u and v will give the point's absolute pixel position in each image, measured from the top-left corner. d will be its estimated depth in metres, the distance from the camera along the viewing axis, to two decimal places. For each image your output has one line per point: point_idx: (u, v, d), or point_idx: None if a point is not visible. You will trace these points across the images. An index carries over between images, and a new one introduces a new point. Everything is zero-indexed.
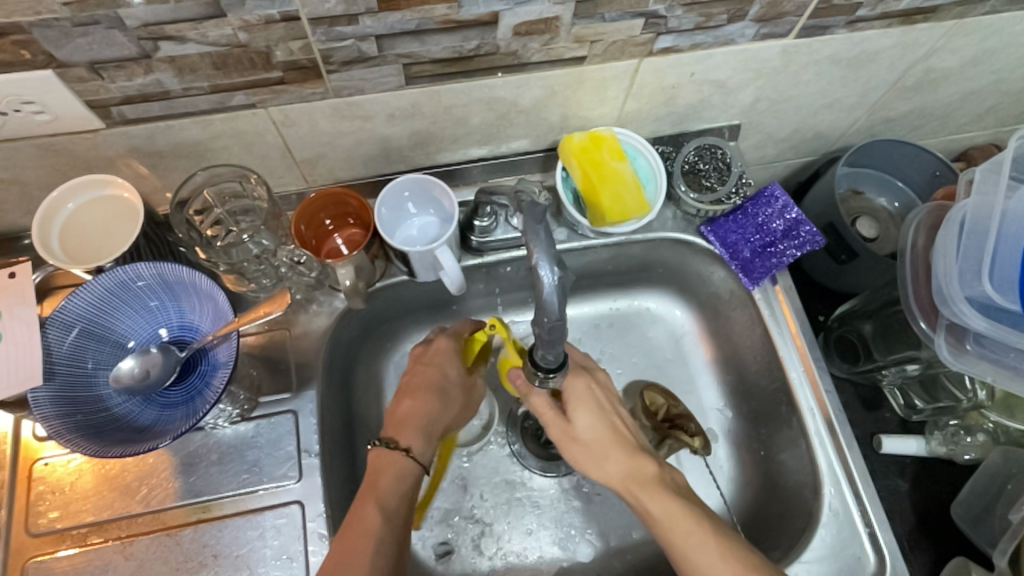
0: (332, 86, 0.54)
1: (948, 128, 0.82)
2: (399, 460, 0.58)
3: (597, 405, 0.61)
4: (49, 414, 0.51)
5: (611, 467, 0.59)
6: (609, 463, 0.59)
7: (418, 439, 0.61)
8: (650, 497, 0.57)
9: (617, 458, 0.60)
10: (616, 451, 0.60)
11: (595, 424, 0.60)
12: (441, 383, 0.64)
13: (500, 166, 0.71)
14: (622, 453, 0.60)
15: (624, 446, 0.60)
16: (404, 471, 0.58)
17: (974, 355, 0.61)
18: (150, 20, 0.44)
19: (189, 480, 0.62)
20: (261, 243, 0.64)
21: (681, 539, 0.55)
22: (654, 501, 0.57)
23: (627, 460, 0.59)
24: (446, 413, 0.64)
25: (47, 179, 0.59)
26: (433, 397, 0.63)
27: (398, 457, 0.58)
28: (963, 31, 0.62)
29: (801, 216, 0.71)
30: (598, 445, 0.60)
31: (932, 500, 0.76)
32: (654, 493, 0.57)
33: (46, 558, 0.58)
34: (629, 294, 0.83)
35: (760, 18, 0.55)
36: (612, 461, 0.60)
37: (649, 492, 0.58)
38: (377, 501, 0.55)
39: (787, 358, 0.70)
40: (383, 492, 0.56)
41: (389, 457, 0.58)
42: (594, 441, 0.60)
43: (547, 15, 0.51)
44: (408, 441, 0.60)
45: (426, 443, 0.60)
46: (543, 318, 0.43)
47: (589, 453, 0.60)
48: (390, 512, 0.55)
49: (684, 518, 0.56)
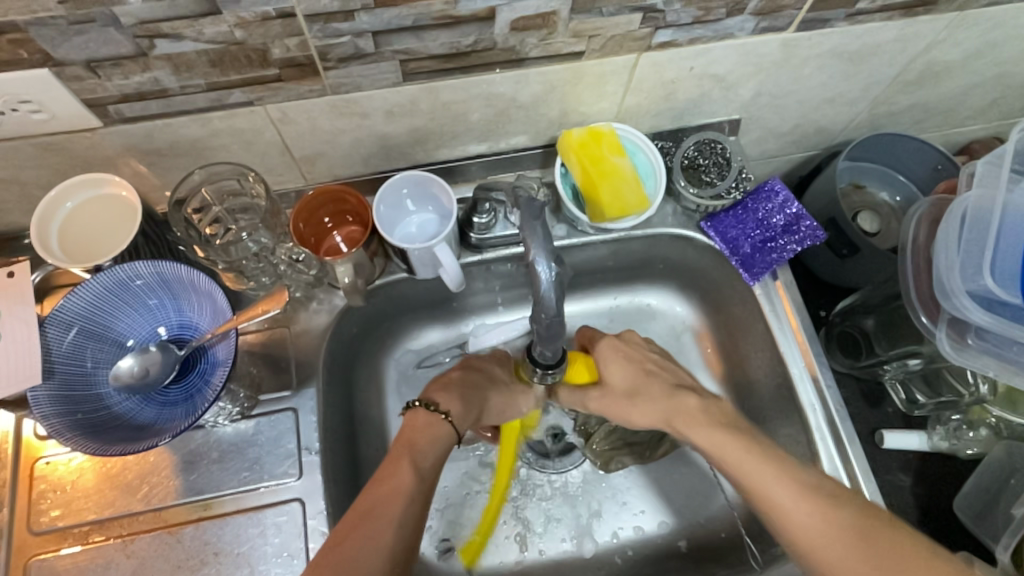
0: (329, 83, 0.54)
1: (950, 122, 0.81)
2: (436, 421, 0.58)
3: (622, 352, 0.66)
4: (49, 413, 0.51)
5: (648, 415, 0.63)
6: (647, 409, 0.63)
7: (456, 405, 0.61)
8: (698, 433, 0.59)
9: (658, 397, 0.62)
10: (654, 393, 0.63)
11: (622, 367, 0.65)
12: (493, 372, 0.67)
13: (500, 163, 0.71)
14: (658, 395, 0.62)
15: (659, 386, 0.63)
16: (437, 433, 0.58)
17: (976, 349, 0.60)
18: (146, 17, 0.44)
19: (190, 478, 0.62)
20: (260, 241, 0.64)
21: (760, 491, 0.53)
22: (708, 443, 0.58)
23: (665, 399, 0.62)
24: (492, 396, 0.65)
25: (46, 179, 0.59)
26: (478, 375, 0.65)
27: (436, 420, 0.58)
28: (965, 23, 0.62)
29: (802, 210, 0.71)
30: (636, 384, 0.64)
31: (934, 496, 0.76)
32: (698, 426, 0.59)
33: (48, 556, 0.59)
34: (630, 290, 0.83)
35: (759, 12, 0.55)
36: (654, 403, 0.62)
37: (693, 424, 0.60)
38: (410, 457, 0.55)
39: (788, 355, 0.70)
40: (419, 449, 0.56)
41: (428, 418, 0.58)
42: (631, 384, 0.64)
43: (544, 10, 0.51)
44: (442, 401, 0.60)
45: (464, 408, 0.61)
46: (541, 313, 0.43)
47: (628, 396, 0.64)
48: (424, 474, 0.54)
49: (737, 449, 0.56)
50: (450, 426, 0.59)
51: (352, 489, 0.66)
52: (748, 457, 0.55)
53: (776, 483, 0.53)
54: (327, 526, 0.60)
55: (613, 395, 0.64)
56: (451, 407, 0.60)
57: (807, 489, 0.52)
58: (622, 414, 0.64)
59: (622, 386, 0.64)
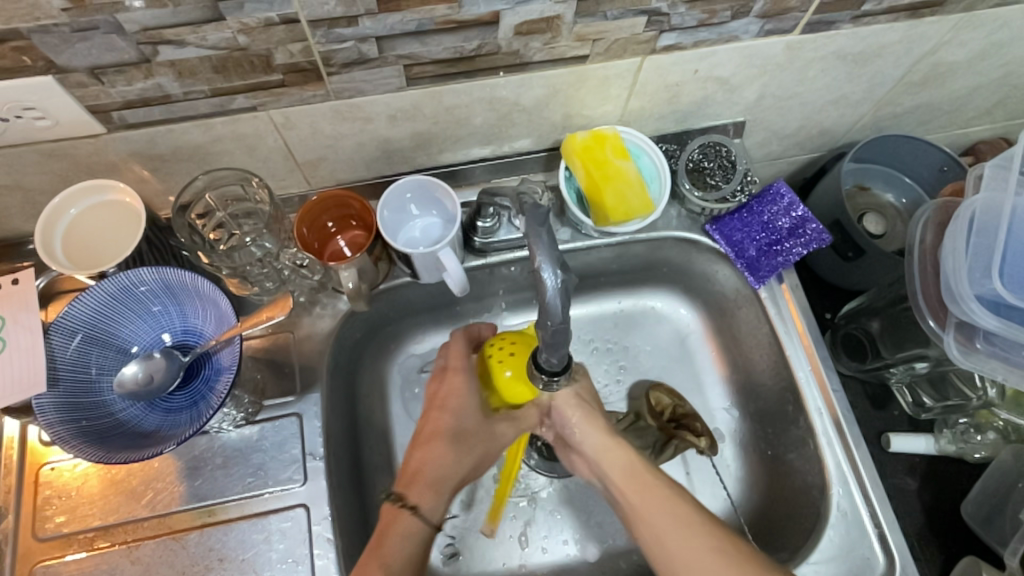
0: (333, 88, 0.53)
1: (955, 123, 0.81)
2: (405, 518, 0.58)
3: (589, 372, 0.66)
4: (53, 420, 0.51)
5: (595, 434, 0.63)
6: (597, 431, 0.63)
7: (432, 496, 0.60)
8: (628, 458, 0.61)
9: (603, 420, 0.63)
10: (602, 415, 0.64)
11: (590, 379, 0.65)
12: (456, 431, 0.63)
13: (503, 166, 0.70)
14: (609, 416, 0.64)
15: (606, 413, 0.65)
16: (410, 529, 0.57)
17: (985, 354, 0.60)
18: (149, 24, 0.44)
19: (195, 484, 0.61)
20: (264, 246, 0.64)
21: (659, 519, 0.56)
22: (626, 470, 0.61)
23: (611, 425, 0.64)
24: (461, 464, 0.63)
25: (50, 185, 0.59)
26: (447, 446, 0.63)
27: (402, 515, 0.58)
28: (971, 24, 0.61)
29: (807, 213, 0.71)
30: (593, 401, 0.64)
31: (940, 499, 0.76)
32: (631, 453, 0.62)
33: (54, 562, 0.59)
34: (634, 294, 0.83)
35: (764, 14, 0.55)
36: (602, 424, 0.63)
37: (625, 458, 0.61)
38: (380, 560, 0.54)
39: (794, 358, 0.70)
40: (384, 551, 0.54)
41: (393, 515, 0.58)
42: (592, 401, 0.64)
43: (548, 14, 0.50)
44: (417, 499, 0.59)
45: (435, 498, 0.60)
46: (547, 321, 0.42)
47: (588, 413, 0.63)
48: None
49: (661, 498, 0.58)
50: (429, 521, 0.59)
51: (356, 494, 0.66)
52: (664, 490, 0.58)
53: (683, 513, 0.56)
54: (331, 531, 0.60)
55: (579, 404, 0.62)
56: (422, 499, 0.60)
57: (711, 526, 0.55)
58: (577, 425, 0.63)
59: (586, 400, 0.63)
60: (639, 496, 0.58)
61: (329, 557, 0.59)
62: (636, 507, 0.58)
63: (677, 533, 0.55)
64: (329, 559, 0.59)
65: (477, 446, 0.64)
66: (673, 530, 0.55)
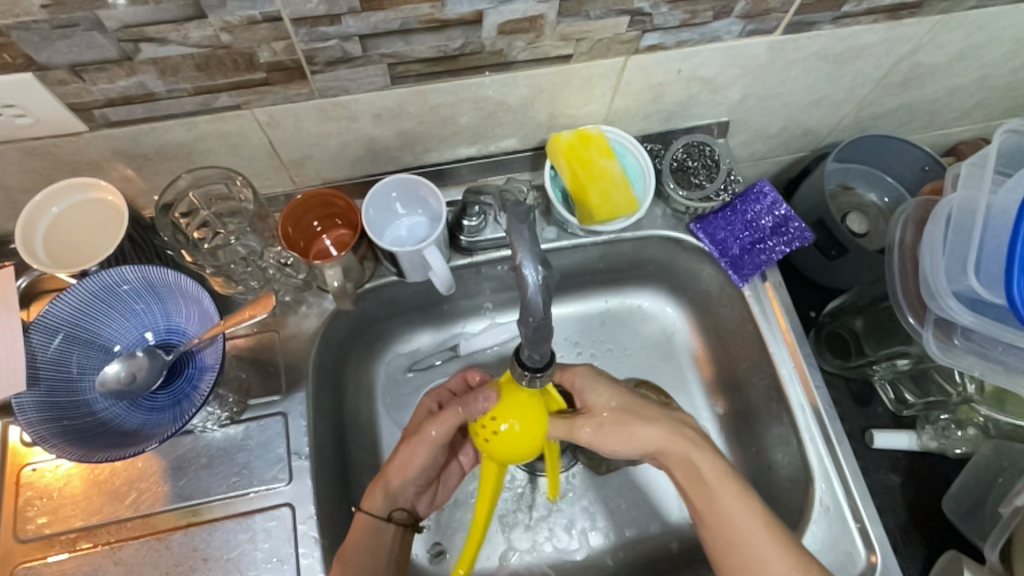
0: (317, 87, 0.54)
1: (936, 124, 0.82)
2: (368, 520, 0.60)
3: (608, 380, 0.62)
4: (34, 420, 0.50)
5: (651, 434, 0.59)
6: (650, 430, 0.59)
7: (372, 493, 0.60)
8: (697, 456, 0.58)
9: (653, 418, 0.60)
10: (649, 414, 0.60)
11: (610, 390, 0.61)
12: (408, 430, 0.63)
13: (490, 166, 0.71)
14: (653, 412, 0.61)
15: (654, 407, 0.61)
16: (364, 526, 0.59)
17: (963, 349, 0.61)
18: (131, 22, 0.44)
19: (179, 483, 0.61)
20: (249, 244, 0.64)
21: (731, 531, 0.55)
22: (693, 472, 0.58)
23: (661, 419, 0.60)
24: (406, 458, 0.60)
25: (31, 183, 0.58)
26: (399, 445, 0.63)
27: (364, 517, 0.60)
28: (949, 26, 0.62)
29: (790, 212, 0.71)
30: (626, 403, 0.61)
31: (923, 494, 0.77)
32: (700, 452, 0.59)
33: (35, 564, 0.58)
34: (620, 292, 0.83)
35: (746, 15, 0.55)
36: (652, 423, 0.59)
37: (696, 450, 0.59)
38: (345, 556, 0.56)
39: (777, 356, 0.70)
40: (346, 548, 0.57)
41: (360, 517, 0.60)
42: (623, 405, 0.61)
43: (531, 14, 0.51)
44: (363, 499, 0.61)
45: (370, 493, 0.60)
46: (528, 318, 0.42)
47: (623, 423, 0.59)
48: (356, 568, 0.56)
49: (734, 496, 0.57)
50: (368, 514, 0.60)
51: (342, 494, 0.66)
52: (735, 500, 0.56)
53: (756, 529, 0.55)
54: (317, 530, 0.60)
55: (605, 418, 0.60)
56: (371, 494, 0.60)
57: (781, 539, 0.54)
58: (626, 434, 0.59)
59: (612, 410, 0.60)
60: (710, 505, 0.57)
61: (315, 556, 0.59)
62: (709, 514, 0.57)
63: (749, 546, 0.54)
64: (314, 558, 0.59)
65: (404, 445, 0.60)
66: (747, 545, 0.54)
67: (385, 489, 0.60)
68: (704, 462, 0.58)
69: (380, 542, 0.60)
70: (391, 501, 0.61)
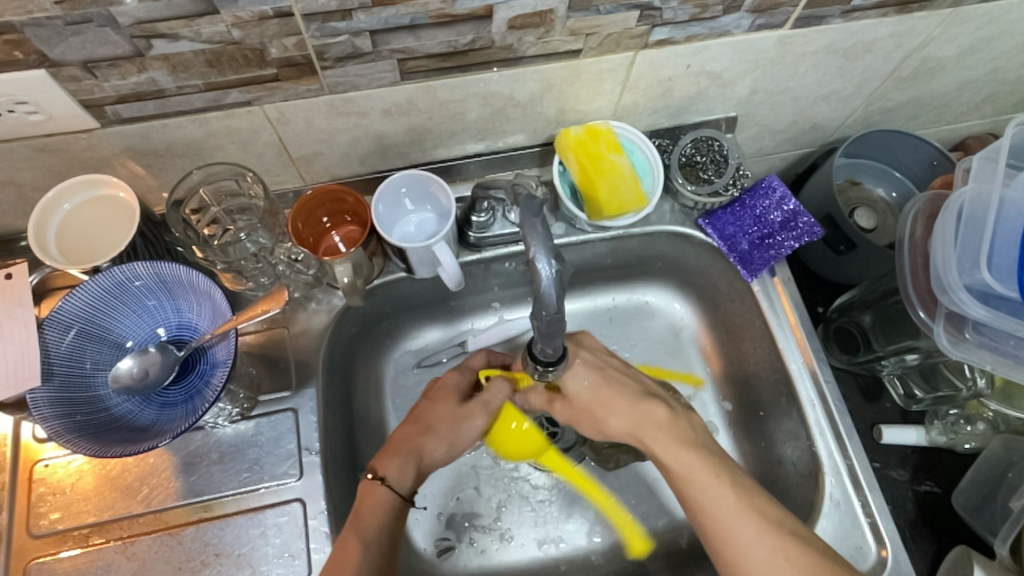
0: (327, 83, 0.54)
1: (945, 118, 0.81)
2: (384, 495, 0.57)
3: (590, 365, 0.63)
4: (49, 415, 0.51)
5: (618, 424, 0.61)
6: (614, 422, 0.61)
7: (404, 471, 0.59)
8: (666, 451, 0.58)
9: (618, 410, 0.61)
10: (619, 404, 0.61)
11: (587, 379, 0.61)
12: (433, 420, 0.63)
13: (498, 162, 0.71)
14: (623, 401, 0.61)
15: (625, 396, 0.61)
16: (386, 502, 0.57)
17: (974, 343, 0.61)
18: (143, 17, 0.44)
19: (190, 479, 0.61)
20: (258, 241, 0.64)
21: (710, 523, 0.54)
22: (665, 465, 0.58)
23: (631, 408, 0.61)
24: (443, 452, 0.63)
25: (42, 180, 0.59)
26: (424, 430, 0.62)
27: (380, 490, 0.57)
28: (959, 19, 0.62)
29: (799, 207, 0.71)
30: (600, 391, 0.61)
31: (932, 489, 0.77)
32: (664, 450, 0.58)
33: (48, 559, 0.58)
34: (628, 288, 0.83)
35: (756, 9, 0.55)
36: (619, 414, 0.61)
37: (664, 442, 0.59)
38: (356, 530, 0.55)
39: (786, 350, 0.70)
40: (364, 521, 0.55)
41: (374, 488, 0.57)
42: (595, 396, 0.61)
43: (541, 8, 0.51)
44: (387, 472, 0.59)
45: (401, 469, 0.59)
46: (542, 312, 0.42)
47: (597, 416, 0.62)
48: (372, 544, 0.54)
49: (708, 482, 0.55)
50: (394, 494, 0.58)
51: (352, 489, 0.66)
52: (709, 487, 0.55)
53: (734, 516, 0.53)
54: (328, 525, 0.60)
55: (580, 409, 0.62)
56: (391, 470, 0.59)
57: (760, 524, 0.52)
58: (595, 423, 0.62)
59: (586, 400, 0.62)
60: (687, 496, 0.56)
61: (326, 552, 0.59)
62: (688, 504, 0.56)
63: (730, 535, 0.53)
64: (325, 553, 0.59)
65: (451, 434, 0.63)
66: (728, 533, 0.53)
67: (418, 468, 0.61)
68: (670, 455, 0.58)
69: (398, 523, 0.58)
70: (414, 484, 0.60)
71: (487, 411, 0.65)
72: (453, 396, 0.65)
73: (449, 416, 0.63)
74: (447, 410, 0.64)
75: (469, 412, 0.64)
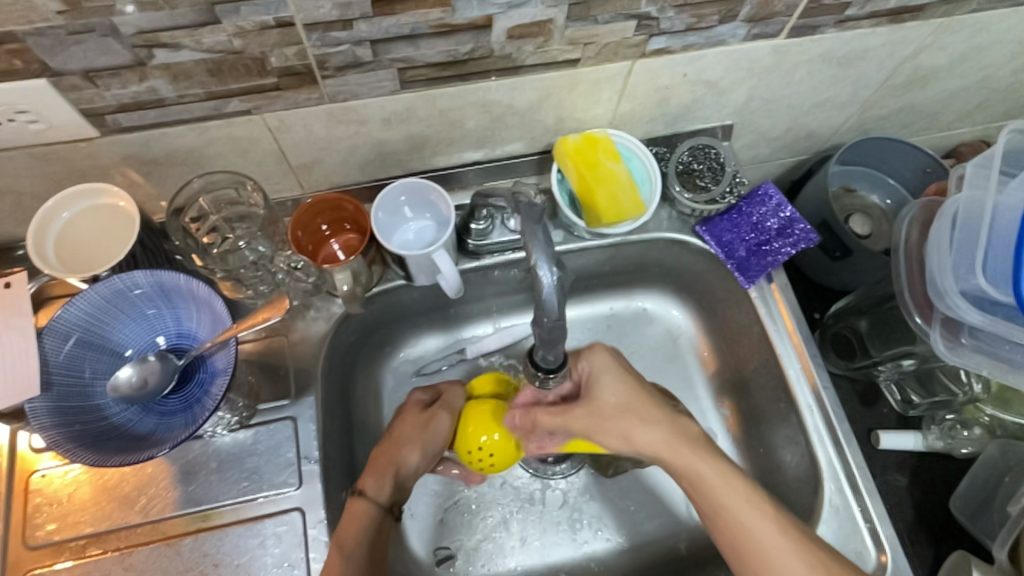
0: (327, 91, 0.54)
1: (938, 125, 0.82)
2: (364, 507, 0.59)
3: (617, 369, 0.61)
4: (48, 425, 0.50)
5: (650, 435, 0.59)
6: (649, 431, 0.59)
7: (378, 482, 0.61)
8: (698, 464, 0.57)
9: (652, 419, 0.59)
10: (649, 415, 0.59)
11: (615, 384, 0.59)
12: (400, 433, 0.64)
13: (496, 169, 0.71)
14: (654, 411, 0.60)
15: (655, 406, 0.60)
16: (365, 514, 0.59)
17: (970, 348, 0.61)
18: (145, 27, 0.44)
19: (189, 488, 0.61)
20: (258, 249, 0.65)
21: (742, 534, 0.55)
22: (695, 478, 0.57)
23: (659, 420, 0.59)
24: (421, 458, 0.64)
25: (41, 189, 0.59)
26: (400, 444, 0.64)
27: (361, 508, 0.59)
28: (950, 29, 0.63)
29: (795, 214, 0.72)
30: (635, 394, 0.60)
31: (930, 495, 0.77)
32: (701, 458, 0.57)
33: (45, 570, 0.58)
34: (628, 295, 0.83)
35: (751, 18, 0.56)
36: (650, 425, 0.59)
37: (697, 455, 0.58)
38: (339, 545, 0.56)
39: (785, 357, 0.71)
40: (344, 534, 0.57)
41: (361, 512, 0.59)
42: (623, 403, 0.59)
43: (541, 18, 0.51)
44: (367, 487, 0.61)
45: (378, 481, 0.61)
46: (542, 319, 0.43)
47: (636, 415, 0.59)
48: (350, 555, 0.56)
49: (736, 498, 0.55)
50: (374, 505, 0.59)
51: None
52: (744, 503, 0.55)
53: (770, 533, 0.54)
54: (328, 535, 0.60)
55: (602, 413, 0.59)
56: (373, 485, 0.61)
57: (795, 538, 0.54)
58: (626, 431, 0.59)
59: (612, 407, 0.59)
60: (720, 515, 0.56)
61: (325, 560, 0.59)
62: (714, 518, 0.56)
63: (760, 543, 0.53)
64: None
65: (423, 436, 0.64)
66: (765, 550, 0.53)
67: (394, 478, 0.62)
68: (705, 467, 0.57)
69: (380, 531, 0.60)
70: (393, 493, 0.62)
71: (449, 410, 0.66)
72: (415, 406, 0.67)
73: (423, 429, 0.64)
74: (416, 420, 0.65)
75: (432, 413, 0.65)
